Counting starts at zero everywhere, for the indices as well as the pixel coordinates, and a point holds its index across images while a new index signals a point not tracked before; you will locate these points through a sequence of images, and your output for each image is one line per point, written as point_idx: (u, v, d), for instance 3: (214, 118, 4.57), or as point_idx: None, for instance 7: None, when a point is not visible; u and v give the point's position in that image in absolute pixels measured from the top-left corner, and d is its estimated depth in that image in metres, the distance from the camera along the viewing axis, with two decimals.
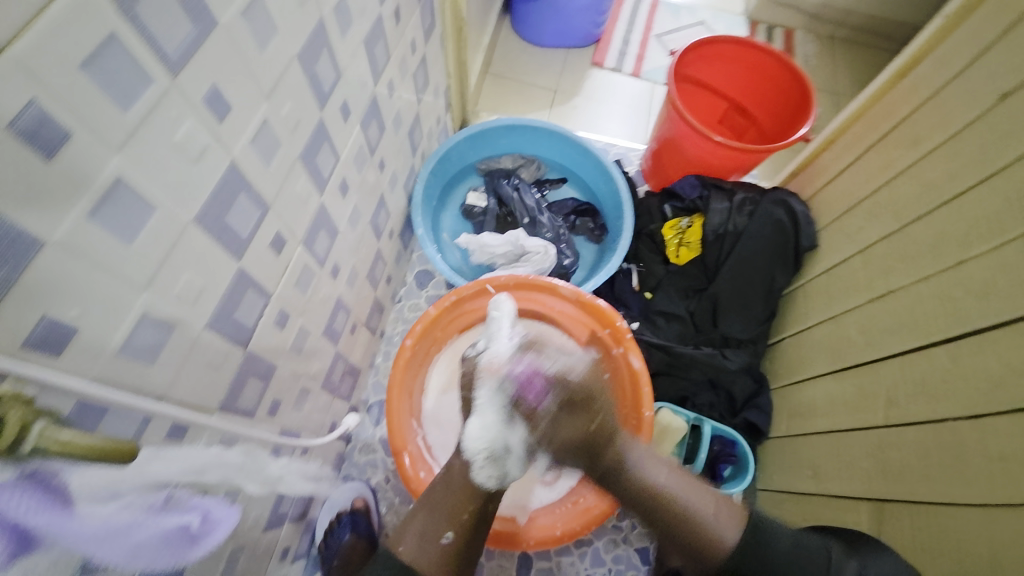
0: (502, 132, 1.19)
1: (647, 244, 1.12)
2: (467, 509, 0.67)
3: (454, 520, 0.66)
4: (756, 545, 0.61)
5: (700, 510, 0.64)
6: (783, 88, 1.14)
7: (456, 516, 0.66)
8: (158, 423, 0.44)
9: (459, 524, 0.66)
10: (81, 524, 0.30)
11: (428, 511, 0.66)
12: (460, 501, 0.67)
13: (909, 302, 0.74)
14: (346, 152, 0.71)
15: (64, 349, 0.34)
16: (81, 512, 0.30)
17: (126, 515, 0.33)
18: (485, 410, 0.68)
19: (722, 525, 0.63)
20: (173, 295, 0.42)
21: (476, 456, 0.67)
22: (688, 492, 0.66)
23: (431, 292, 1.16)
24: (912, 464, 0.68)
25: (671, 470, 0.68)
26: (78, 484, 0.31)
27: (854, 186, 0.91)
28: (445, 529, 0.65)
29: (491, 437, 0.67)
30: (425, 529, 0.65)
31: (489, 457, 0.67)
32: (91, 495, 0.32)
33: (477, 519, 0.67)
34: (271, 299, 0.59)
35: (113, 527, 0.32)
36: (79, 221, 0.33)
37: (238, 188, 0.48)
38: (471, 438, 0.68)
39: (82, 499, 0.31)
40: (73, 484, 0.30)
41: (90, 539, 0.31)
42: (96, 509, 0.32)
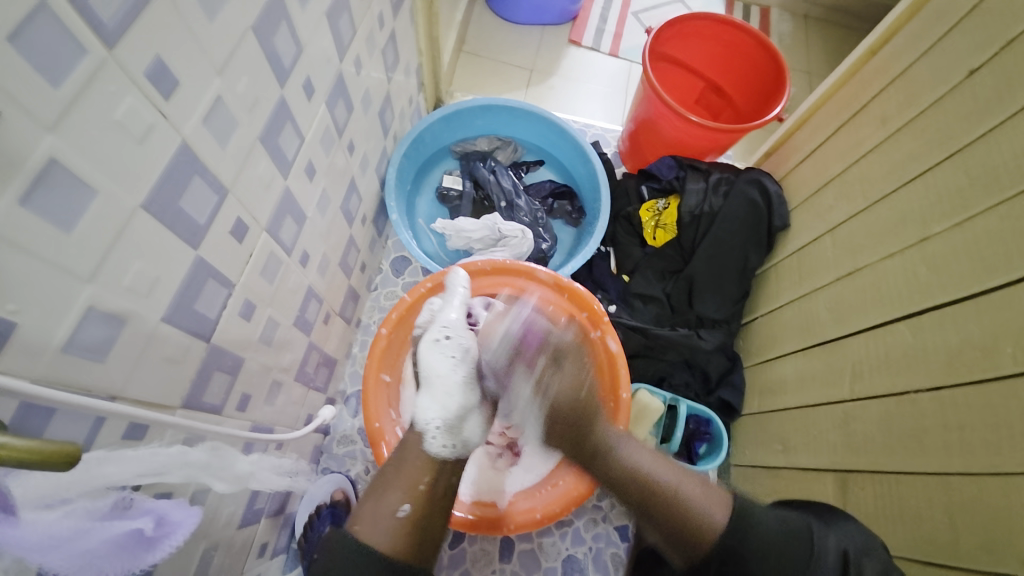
0: (476, 113, 1.16)
1: (624, 227, 1.12)
2: (423, 479, 0.63)
3: (411, 491, 0.61)
4: (740, 534, 0.55)
5: (686, 491, 0.60)
6: (758, 68, 1.14)
7: (411, 488, 0.61)
8: (114, 422, 0.41)
9: (415, 495, 0.61)
10: (22, 534, 0.29)
11: (382, 488, 0.61)
12: (417, 471, 0.63)
13: (875, 279, 0.75)
14: (312, 133, 0.67)
15: (0, 348, 0.32)
16: (24, 521, 0.29)
17: (71, 522, 0.31)
18: (435, 380, 0.72)
19: (708, 507, 0.58)
20: (123, 288, 0.40)
21: (428, 425, 0.68)
22: (679, 480, 0.61)
23: (407, 279, 1.13)
24: (876, 436, 0.71)
25: (654, 452, 0.67)
26: (20, 492, 0.29)
27: (825, 166, 0.92)
28: (402, 501, 0.59)
29: (444, 404, 0.69)
30: (383, 504, 0.59)
31: (443, 427, 0.68)
32: (36, 501, 0.30)
33: (434, 492, 0.62)
34: (235, 290, 0.56)
35: (56, 535, 0.30)
36: (9, 207, 0.30)
37: (192, 171, 0.45)
38: (423, 411, 0.70)
39: (25, 508, 0.29)
40: (13, 492, 0.29)
41: (29, 549, 0.29)
42: (35, 517, 0.30)
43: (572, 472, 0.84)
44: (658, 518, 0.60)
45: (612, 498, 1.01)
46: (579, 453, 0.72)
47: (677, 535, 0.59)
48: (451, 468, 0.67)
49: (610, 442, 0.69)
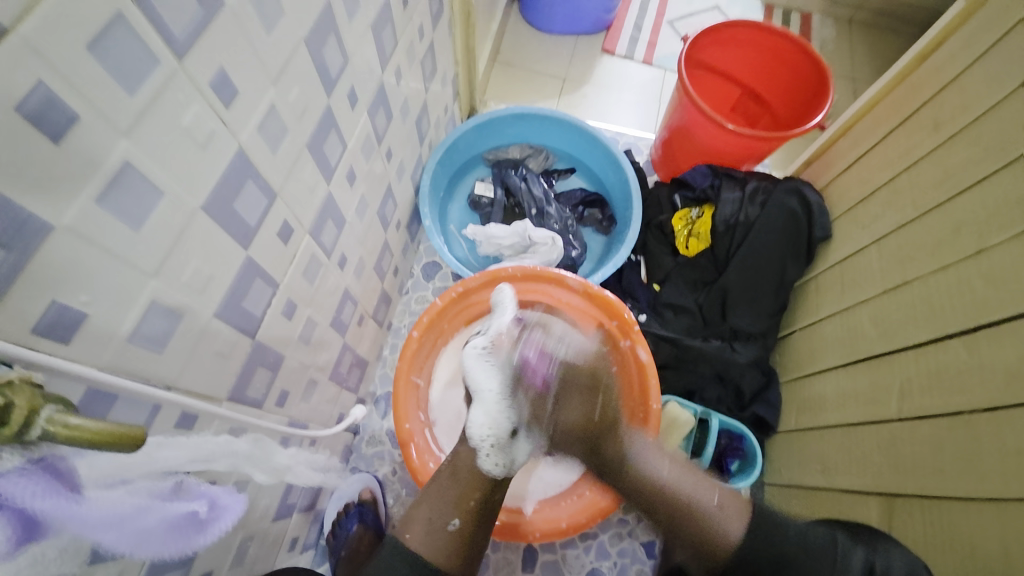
0: (509, 121, 1.18)
1: (656, 236, 1.10)
2: (472, 496, 0.67)
3: (460, 508, 0.66)
4: (761, 539, 0.60)
5: (707, 507, 0.64)
6: (798, 74, 1.11)
7: (462, 504, 0.66)
8: (168, 411, 0.43)
9: (467, 512, 0.66)
10: (88, 510, 0.30)
11: (434, 498, 0.66)
12: (468, 487, 0.68)
13: (926, 292, 0.72)
14: (354, 140, 0.70)
15: (73, 336, 0.34)
16: (90, 499, 0.30)
17: (133, 501, 0.33)
18: (485, 395, 0.75)
19: (725, 522, 0.62)
20: (182, 283, 0.42)
21: (482, 442, 0.71)
22: (692, 488, 0.66)
23: (438, 284, 1.15)
24: (927, 459, 0.67)
25: (675, 462, 0.69)
26: (86, 470, 0.30)
27: (871, 175, 0.89)
28: (452, 516, 0.65)
29: (492, 418, 0.73)
30: (430, 520, 0.64)
31: (495, 445, 0.71)
32: (100, 481, 0.31)
33: (484, 507, 0.68)
34: (279, 289, 0.58)
35: (120, 513, 0.32)
36: (87, 205, 0.32)
37: (247, 175, 0.47)
38: (476, 424, 0.73)
39: (92, 485, 0.31)
40: (80, 470, 0.30)
41: (95, 525, 0.31)
42: (104, 495, 0.31)
43: (598, 484, 0.83)
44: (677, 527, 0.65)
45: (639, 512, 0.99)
46: (591, 455, 0.74)
47: (695, 545, 0.64)
48: (499, 484, 0.70)
49: (624, 450, 0.71)
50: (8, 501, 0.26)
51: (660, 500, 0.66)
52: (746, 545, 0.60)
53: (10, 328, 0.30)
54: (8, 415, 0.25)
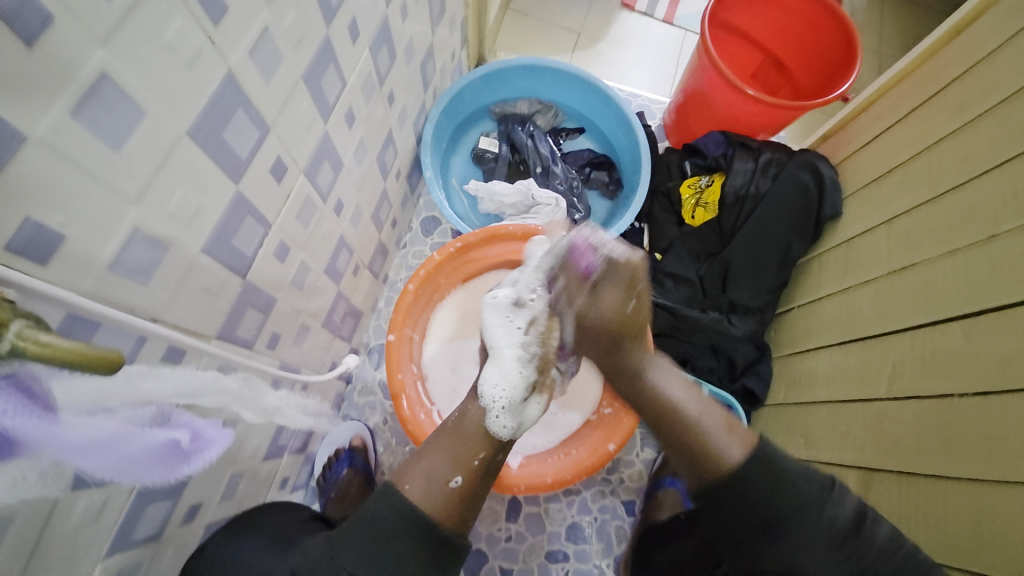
0: (519, 73, 1.12)
1: (662, 203, 1.08)
2: (478, 455, 0.65)
3: (462, 466, 0.63)
4: (761, 461, 0.58)
5: (708, 426, 0.64)
6: (826, 41, 1.05)
7: (463, 461, 0.63)
8: (153, 342, 0.43)
9: (469, 470, 0.63)
10: (63, 433, 0.29)
11: (437, 456, 0.63)
12: (472, 446, 0.65)
13: (929, 276, 0.71)
14: (354, 79, 0.66)
15: (51, 258, 0.32)
16: (65, 421, 0.29)
17: (111, 427, 0.33)
18: (501, 354, 0.72)
19: (726, 443, 0.61)
20: (168, 213, 0.40)
21: (494, 403, 0.68)
22: (702, 415, 0.66)
23: (436, 239, 1.13)
24: (908, 438, 0.68)
25: (689, 389, 0.70)
26: (61, 394, 0.29)
27: (889, 153, 0.86)
28: (454, 474, 0.62)
29: (512, 382, 0.69)
30: (431, 473, 0.61)
31: (507, 406, 0.68)
32: (80, 406, 0.31)
33: (486, 467, 0.65)
34: (272, 230, 0.57)
35: (97, 438, 0.32)
36: (62, 118, 0.30)
37: (237, 104, 0.45)
38: (489, 384, 0.70)
39: (67, 408, 0.30)
40: (55, 392, 0.29)
41: (73, 448, 0.30)
42: (81, 419, 0.31)
43: (585, 443, 0.84)
44: (680, 448, 0.65)
45: (622, 473, 1.02)
46: (608, 364, 0.76)
47: (692, 460, 0.63)
48: (502, 445, 0.68)
49: (643, 363, 0.73)
50: None
51: (669, 416, 0.68)
52: (749, 463, 0.58)
53: None
54: None
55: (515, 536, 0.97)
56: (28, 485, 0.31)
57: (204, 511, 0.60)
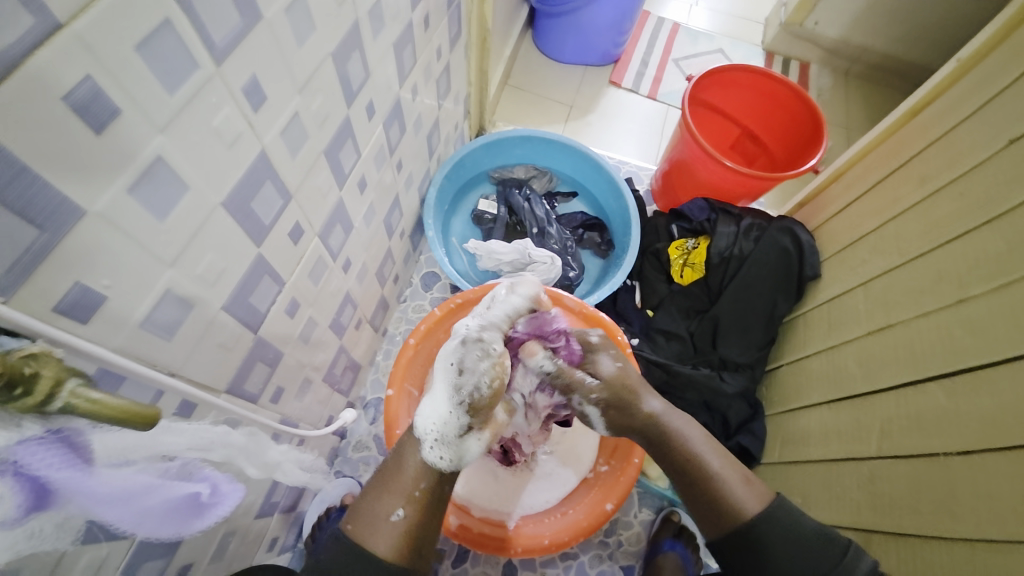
0: (516, 142, 1.22)
1: (652, 263, 1.13)
2: (420, 485, 0.64)
3: (406, 499, 0.62)
4: (778, 517, 0.60)
5: (735, 486, 0.64)
6: (795, 118, 1.16)
7: (407, 493, 0.63)
8: (168, 397, 0.44)
9: (413, 501, 0.62)
10: (96, 484, 0.31)
11: (381, 490, 0.63)
12: (413, 477, 0.64)
13: (908, 337, 0.75)
14: (368, 150, 0.73)
15: (90, 317, 0.35)
16: (99, 472, 0.31)
17: (141, 480, 0.34)
18: (436, 389, 0.67)
19: (747, 494, 0.63)
20: (196, 275, 0.44)
21: (426, 435, 0.65)
22: (722, 473, 0.65)
23: (436, 294, 1.17)
24: (903, 498, 0.69)
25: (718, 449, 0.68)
26: (100, 446, 0.31)
27: (860, 220, 0.93)
28: (397, 506, 0.61)
29: (441, 417, 0.64)
30: (375, 510, 0.61)
31: (441, 438, 0.65)
32: (110, 459, 0.32)
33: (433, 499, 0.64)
34: (285, 288, 0.60)
35: (127, 490, 0.33)
36: (119, 195, 0.34)
37: (266, 177, 0.49)
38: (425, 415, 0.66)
39: (103, 460, 0.32)
40: (94, 445, 0.31)
41: (102, 500, 0.32)
42: (112, 471, 0.32)
43: (581, 503, 0.84)
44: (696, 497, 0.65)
45: (620, 536, 1.00)
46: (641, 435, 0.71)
47: (711, 512, 0.63)
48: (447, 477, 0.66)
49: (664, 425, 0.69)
50: (27, 468, 0.27)
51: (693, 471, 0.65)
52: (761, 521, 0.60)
53: (35, 305, 0.31)
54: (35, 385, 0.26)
55: None
56: (45, 537, 0.32)
57: (193, 573, 0.58)
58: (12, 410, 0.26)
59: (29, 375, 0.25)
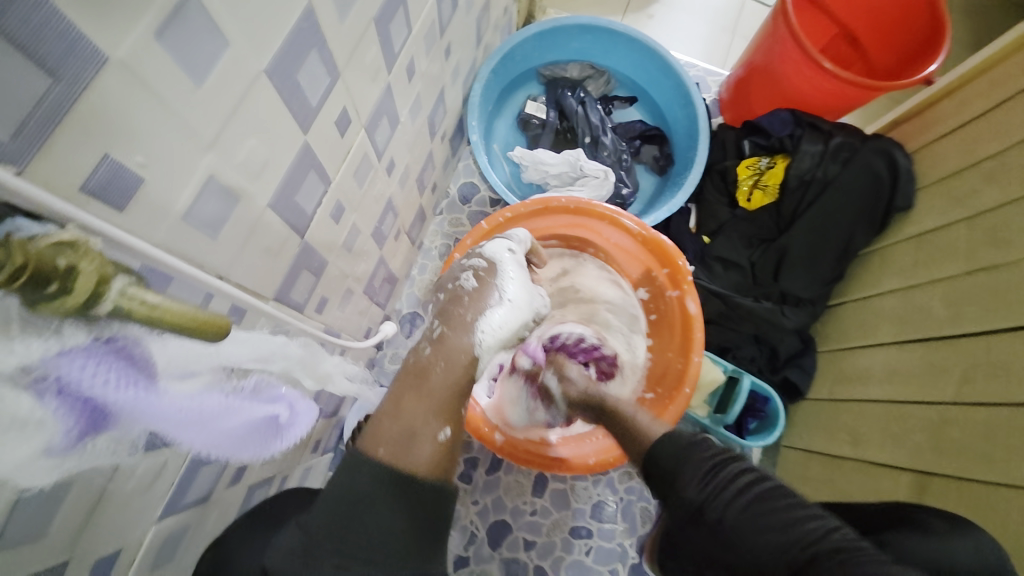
0: (574, 33, 1.05)
1: (716, 183, 1.02)
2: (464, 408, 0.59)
3: (450, 417, 0.56)
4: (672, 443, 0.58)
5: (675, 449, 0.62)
6: (913, 14, 0.96)
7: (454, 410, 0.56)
8: (219, 301, 0.39)
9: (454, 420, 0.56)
10: (165, 404, 0.29)
11: (410, 407, 0.54)
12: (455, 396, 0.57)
13: (1018, 279, 0.66)
14: (418, 24, 0.60)
15: (127, 204, 0.28)
16: (167, 391, 0.30)
17: (217, 402, 0.33)
18: (518, 301, 0.64)
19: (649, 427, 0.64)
20: (239, 162, 0.36)
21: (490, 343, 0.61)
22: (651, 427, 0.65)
23: (474, 207, 1.09)
24: (975, 447, 0.65)
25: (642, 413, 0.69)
26: (162, 359, 0.29)
27: (977, 142, 0.79)
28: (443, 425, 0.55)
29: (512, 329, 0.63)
30: (418, 430, 0.53)
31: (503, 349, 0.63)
32: (173, 371, 0.30)
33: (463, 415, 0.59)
34: (330, 188, 0.53)
35: (204, 412, 0.32)
36: (146, 40, 0.26)
37: (312, 44, 0.40)
38: (490, 325, 0.62)
39: (168, 374, 0.30)
40: (156, 357, 0.29)
41: (178, 418, 0.31)
42: (183, 391, 0.31)
43: None
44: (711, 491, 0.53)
45: None
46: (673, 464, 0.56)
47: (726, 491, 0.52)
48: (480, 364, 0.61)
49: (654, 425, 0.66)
50: (79, 385, 0.25)
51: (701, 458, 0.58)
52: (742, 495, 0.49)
53: (58, 182, 0.25)
54: (73, 281, 0.22)
55: (540, 511, 0.97)
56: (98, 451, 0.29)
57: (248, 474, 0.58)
58: (51, 312, 0.23)
59: (64, 269, 0.22)
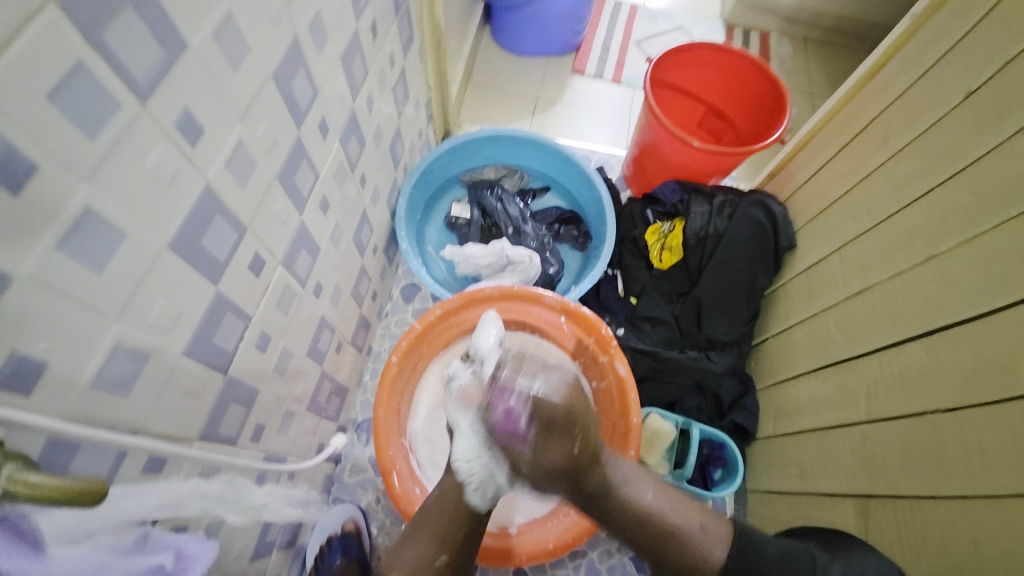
0: (483, 143, 1.20)
1: (631, 250, 1.13)
2: (458, 531, 0.67)
3: (445, 544, 0.66)
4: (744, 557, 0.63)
5: (688, 532, 0.64)
6: (758, 90, 1.16)
7: (448, 539, 0.66)
8: (135, 456, 0.42)
9: (450, 546, 0.66)
10: (50, 571, 0.28)
11: (415, 536, 0.66)
12: (449, 521, 0.67)
13: (885, 298, 0.75)
14: (326, 169, 0.70)
15: (33, 387, 0.33)
16: (48, 558, 0.28)
17: (96, 557, 0.32)
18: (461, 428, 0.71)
19: (709, 542, 0.64)
20: (148, 324, 0.42)
21: (469, 478, 0.68)
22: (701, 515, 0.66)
23: (417, 305, 1.15)
24: (894, 460, 0.69)
25: (657, 488, 0.67)
26: (48, 527, 0.30)
27: (829, 186, 0.93)
28: (437, 553, 0.65)
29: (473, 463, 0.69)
30: (413, 557, 0.65)
31: (479, 483, 0.69)
32: (61, 535, 0.31)
33: (468, 539, 0.68)
34: (252, 322, 0.58)
35: (83, 573, 0.30)
36: (46, 253, 0.32)
37: (215, 212, 0.47)
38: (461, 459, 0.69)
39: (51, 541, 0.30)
40: (42, 528, 0.29)
41: None
42: (64, 552, 0.30)
43: None
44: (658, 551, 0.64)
45: None
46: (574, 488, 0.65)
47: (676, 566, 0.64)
48: (484, 513, 0.70)
49: (608, 475, 0.65)
50: None
51: (646, 528, 0.64)
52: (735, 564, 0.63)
53: None
54: None
55: None
56: None
57: None
58: None
59: None
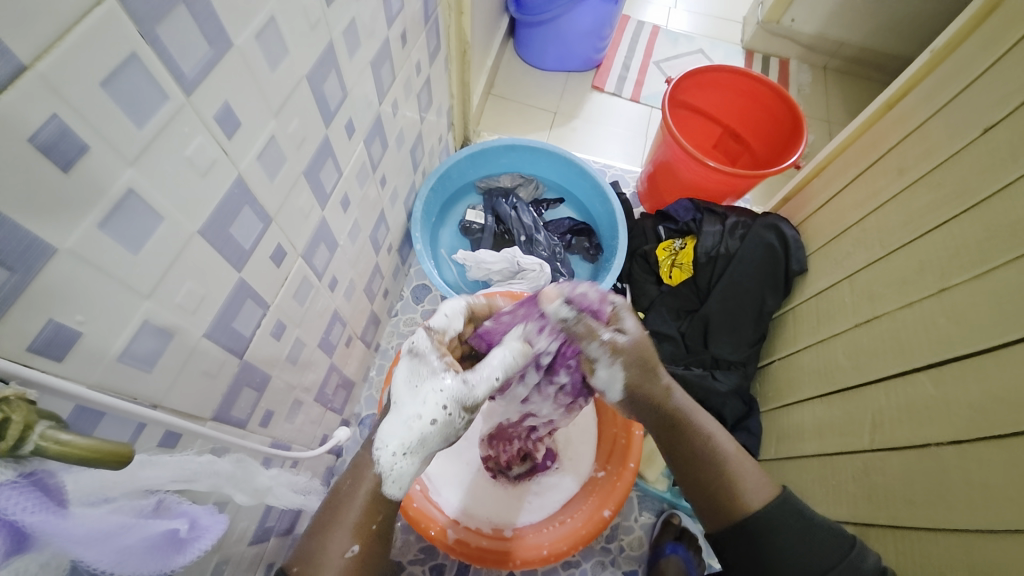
0: (501, 152, 1.22)
1: (641, 265, 1.14)
2: (375, 518, 0.58)
3: (358, 532, 0.57)
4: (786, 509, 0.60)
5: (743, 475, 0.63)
6: (776, 115, 1.17)
7: (362, 528, 0.57)
8: (151, 429, 0.44)
9: (366, 534, 0.57)
10: (74, 525, 0.31)
11: (328, 525, 0.57)
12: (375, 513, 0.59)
13: (894, 328, 0.75)
14: (349, 167, 0.72)
15: (66, 355, 0.35)
16: (75, 513, 0.31)
17: (116, 519, 0.34)
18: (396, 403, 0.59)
19: (754, 490, 0.62)
20: (175, 304, 0.44)
21: (388, 457, 0.57)
22: (736, 461, 0.64)
23: (427, 306, 1.17)
24: (898, 490, 0.69)
25: (728, 437, 0.67)
26: (73, 486, 0.32)
27: (842, 213, 0.93)
28: (348, 544, 0.56)
29: (406, 445, 0.57)
30: (327, 546, 0.56)
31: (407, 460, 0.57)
32: (85, 497, 0.33)
33: (386, 526, 0.59)
34: (269, 311, 0.60)
35: (105, 529, 0.33)
36: (89, 231, 0.34)
37: (244, 202, 0.49)
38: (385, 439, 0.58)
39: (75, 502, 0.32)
40: (68, 486, 0.31)
41: (81, 542, 0.31)
42: (89, 511, 0.32)
43: (579, 511, 0.84)
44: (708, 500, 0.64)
45: (622, 540, 0.99)
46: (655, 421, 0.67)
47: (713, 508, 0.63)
48: (405, 498, 0.61)
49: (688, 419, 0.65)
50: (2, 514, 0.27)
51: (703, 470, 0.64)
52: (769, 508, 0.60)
53: (8, 347, 0.32)
54: (4, 429, 0.27)
55: None
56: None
57: None
58: None
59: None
